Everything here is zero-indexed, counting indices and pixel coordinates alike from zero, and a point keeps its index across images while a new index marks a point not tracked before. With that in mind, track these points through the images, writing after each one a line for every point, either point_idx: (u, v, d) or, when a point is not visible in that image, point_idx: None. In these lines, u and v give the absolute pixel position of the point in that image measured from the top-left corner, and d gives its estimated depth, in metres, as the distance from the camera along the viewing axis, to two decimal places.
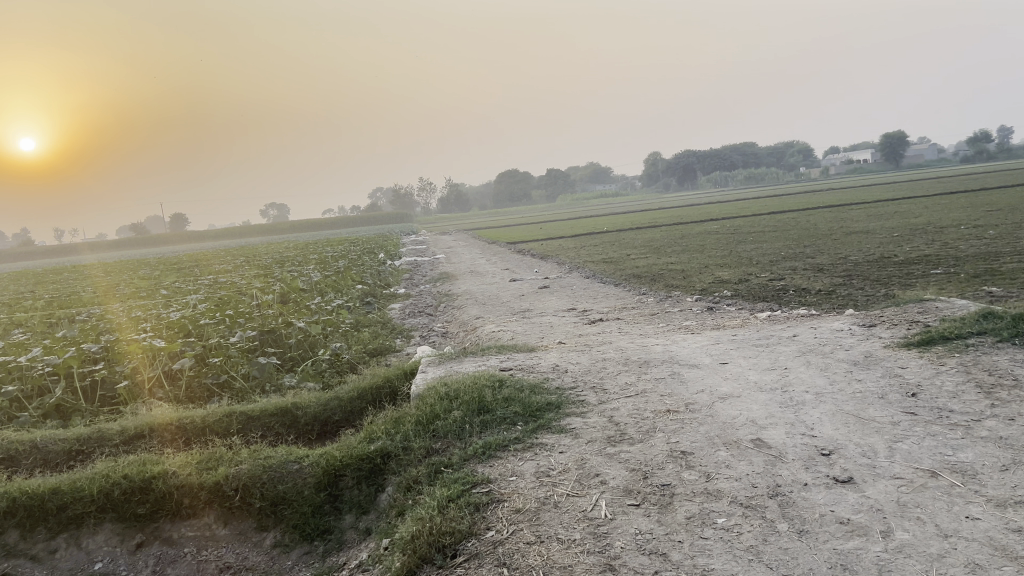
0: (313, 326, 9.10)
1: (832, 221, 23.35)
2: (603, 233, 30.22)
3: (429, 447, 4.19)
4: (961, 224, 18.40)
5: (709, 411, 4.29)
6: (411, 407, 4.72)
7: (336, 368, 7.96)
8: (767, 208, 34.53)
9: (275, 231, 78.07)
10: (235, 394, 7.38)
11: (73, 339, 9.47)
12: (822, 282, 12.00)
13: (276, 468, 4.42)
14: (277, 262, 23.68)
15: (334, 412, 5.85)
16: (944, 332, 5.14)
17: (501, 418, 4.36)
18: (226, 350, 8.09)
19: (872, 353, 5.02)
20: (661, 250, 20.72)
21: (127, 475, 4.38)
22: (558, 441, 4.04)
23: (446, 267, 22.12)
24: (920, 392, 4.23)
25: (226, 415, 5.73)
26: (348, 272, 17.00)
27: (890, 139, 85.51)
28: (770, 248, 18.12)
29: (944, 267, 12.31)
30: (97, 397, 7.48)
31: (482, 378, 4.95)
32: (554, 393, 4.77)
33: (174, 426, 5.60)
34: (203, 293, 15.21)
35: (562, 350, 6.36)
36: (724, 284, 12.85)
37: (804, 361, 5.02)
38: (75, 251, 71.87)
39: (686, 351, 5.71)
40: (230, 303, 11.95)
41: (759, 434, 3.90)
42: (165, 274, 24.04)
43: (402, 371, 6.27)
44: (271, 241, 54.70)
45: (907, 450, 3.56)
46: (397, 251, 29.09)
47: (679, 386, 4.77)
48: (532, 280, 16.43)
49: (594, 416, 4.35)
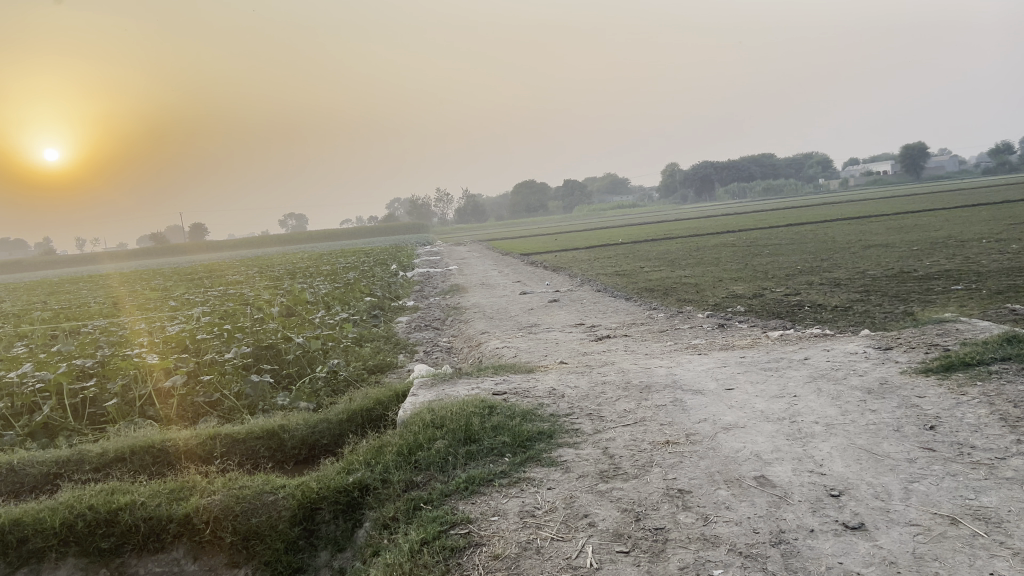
0: (312, 341, 8.87)
1: (850, 235, 22.93)
2: (618, 245, 29.92)
3: (409, 480, 3.92)
4: (982, 238, 17.99)
5: (711, 443, 3.99)
6: (394, 435, 4.46)
7: (332, 386, 7.72)
8: (785, 220, 34.16)
9: (292, 241, 78.31)
10: (226, 413, 7.15)
11: (70, 353, 9.25)
12: (839, 297, 11.67)
13: (250, 498, 4.15)
14: (289, 273, 23.52)
15: (322, 435, 5.62)
16: (965, 357, 4.81)
17: (487, 449, 4.08)
18: (221, 366, 7.86)
19: (887, 380, 4.70)
20: (676, 262, 20.40)
21: (93, 506, 4.13)
22: (546, 475, 3.76)
23: (457, 279, 21.89)
24: (940, 425, 3.92)
25: (210, 438, 5.49)
26: (357, 285, 16.79)
27: (911, 152, 84.72)
28: (786, 262, 17.77)
29: (965, 282, 11.94)
30: (86, 415, 7.25)
31: (471, 405, 4.67)
32: (547, 421, 4.49)
33: (154, 450, 5.36)
34: (210, 305, 14.99)
35: (561, 372, 6.07)
36: (738, 299, 12.53)
37: (814, 388, 4.71)
38: (96, 260, 72.49)
39: (690, 375, 5.40)
40: (233, 317, 11.73)
41: (764, 471, 3.61)
42: (176, 284, 23.96)
43: (394, 393, 6.02)
44: (287, 249, 54.75)
45: (925, 492, 3.25)
46: (410, 262, 28.96)
47: (681, 415, 4.47)
48: (543, 293, 16.16)
49: (587, 448, 4.07)
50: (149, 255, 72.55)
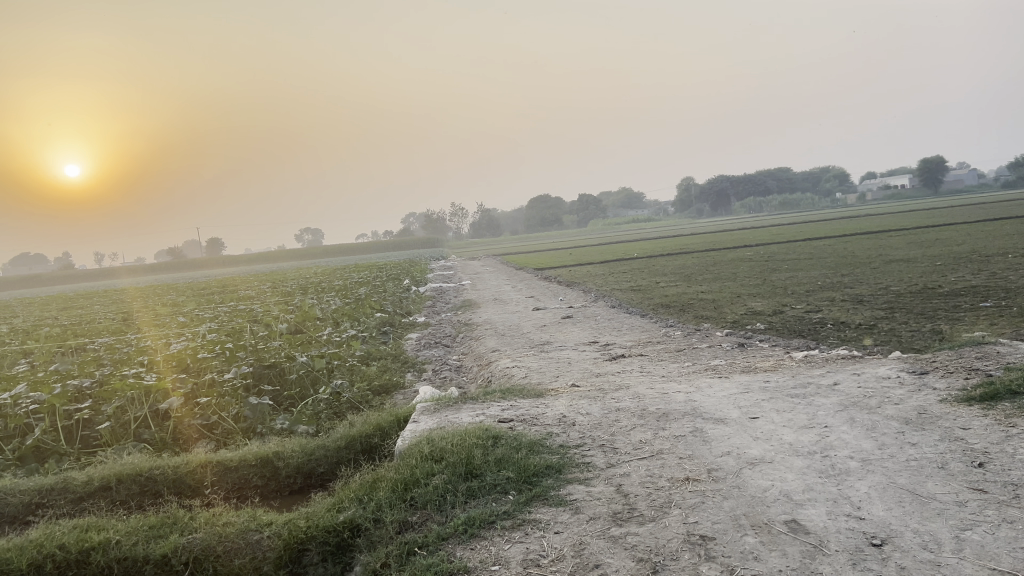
0: (316, 360, 8.57)
1: (869, 249, 22.47)
2: (633, 259, 29.53)
3: (404, 521, 3.58)
4: (1008, 253, 17.51)
5: (736, 481, 3.63)
6: (391, 468, 4.12)
7: (334, 408, 7.41)
8: (803, 234, 33.74)
9: (307, 255, 78.31)
10: (224, 438, 6.83)
11: (69, 372, 8.97)
12: (863, 315, 11.27)
13: (234, 537, 3.83)
14: (300, 288, 23.26)
15: (319, 463, 5.31)
16: (1011, 385, 4.43)
17: (489, 485, 3.75)
18: (220, 388, 7.55)
19: (927, 410, 4.32)
20: (692, 278, 20.00)
21: (64, 545, 3.82)
22: (554, 517, 3.42)
23: (470, 294, 21.54)
24: (990, 462, 3.54)
25: (201, 465, 5.18)
26: (368, 301, 16.49)
27: (928, 165, 84.10)
28: (806, 278, 17.34)
29: (994, 299, 11.52)
30: (79, 438, 6.96)
31: (474, 434, 4.32)
32: (556, 453, 4.15)
33: (142, 479, 5.05)
34: (218, 321, 14.70)
35: (572, 396, 5.71)
36: (758, 316, 12.15)
37: (846, 418, 4.34)
38: (114, 274, 72.75)
39: (711, 402, 5.04)
40: (239, 335, 11.44)
41: (794, 514, 3.25)
42: (188, 299, 23.72)
43: (395, 418, 5.69)
44: (303, 265, 54.68)
45: (979, 543, 2.88)
46: (424, 277, 28.64)
47: (702, 447, 4.11)
48: (557, 309, 15.79)
49: (599, 485, 3.72)
50: (165, 269, 72.72)
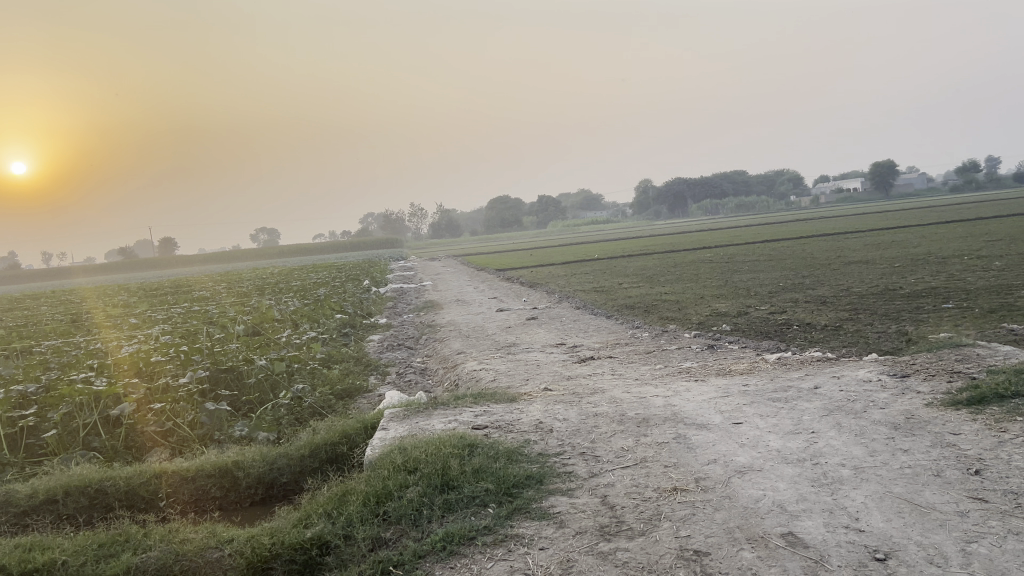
0: (275, 363, 8.28)
1: (828, 251, 22.73)
2: (594, 260, 29.52)
3: (377, 537, 3.35)
4: (964, 255, 17.73)
5: (726, 491, 3.47)
6: (362, 479, 3.88)
7: (296, 413, 7.14)
8: (762, 235, 34.10)
9: (264, 255, 77.11)
10: (179, 446, 6.53)
11: (15, 377, 8.54)
12: (828, 316, 11.28)
13: (192, 555, 3.58)
14: (257, 289, 22.70)
15: (281, 472, 5.06)
16: (998, 389, 4.34)
17: (467, 498, 3.55)
18: (174, 393, 7.24)
19: (915, 414, 4.21)
20: (655, 279, 20.01)
21: (4, 567, 3.53)
22: (538, 532, 3.22)
23: (432, 295, 21.28)
24: (986, 469, 3.43)
25: (155, 475, 4.90)
26: (328, 302, 16.15)
27: (880, 169, 85.83)
28: (767, 279, 17.39)
29: (955, 300, 11.62)
30: (24, 447, 6.59)
31: (448, 442, 4.11)
32: (536, 462, 3.95)
33: (91, 491, 4.74)
34: (172, 323, 14.23)
35: (546, 400, 5.51)
36: (723, 317, 12.11)
37: (833, 423, 4.21)
38: (62, 274, 70.79)
39: (691, 406, 4.89)
40: (194, 337, 11.07)
41: (791, 527, 3.09)
42: (140, 300, 23.07)
43: (362, 424, 5.45)
44: (259, 265, 53.67)
45: (988, 557, 2.74)
46: (384, 277, 28.23)
47: (687, 455, 3.95)
48: (520, 310, 15.61)
49: (583, 496, 3.53)
50: (117, 269, 70.95)
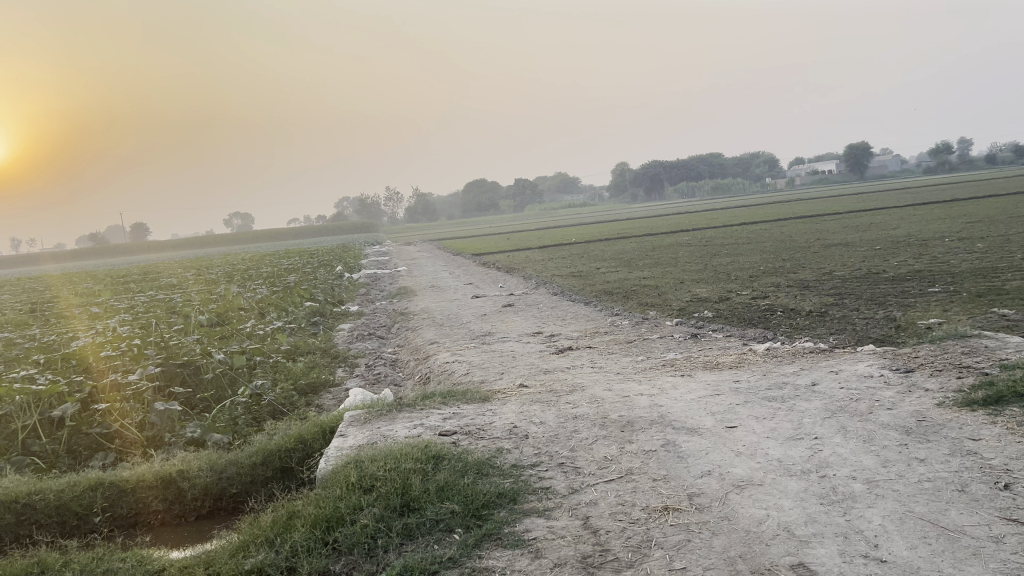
0: (235, 357, 7.79)
1: (808, 233, 22.48)
2: (572, 244, 29.06)
3: (325, 570, 2.91)
4: (945, 237, 17.45)
5: (724, 511, 3.05)
6: (313, 498, 3.43)
7: (256, 412, 6.66)
8: (740, 218, 33.85)
9: (237, 241, 75.98)
10: (125, 448, 6.03)
11: None
12: (813, 300, 10.93)
13: None
14: (225, 276, 21.98)
15: (231, 482, 4.59)
16: (1016, 387, 3.95)
17: (430, 522, 3.12)
18: (122, 391, 6.71)
19: (927, 416, 3.82)
20: (633, 263, 19.59)
21: None
22: (510, 565, 2.79)
23: (406, 281, 20.70)
24: (1016, 483, 3.04)
25: (89, 488, 4.41)
26: (296, 289, 15.58)
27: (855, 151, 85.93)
28: (747, 263, 17.02)
29: (941, 284, 11.29)
30: None
31: (409, 455, 3.66)
32: (509, 476, 3.52)
33: (18, 507, 4.23)
34: (132, 313, 13.58)
35: (521, 400, 5.06)
36: (705, 303, 11.71)
37: (837, 427, 3.81)
38: (34, 261, 69.39)
39: (679, 407, 4.46)
40: (151, 328, 10.48)
41: (801, 556, 2.68)
42: (103, 288, 22.25)
43: (320, 428, 4.99)
44: (228, 251, 52.57)
45: None
46: (358, 263, 27.64)
47: (678, 465, 3.54)
48: (496, 297, 15.14)
49: (562, 518, 3.10)
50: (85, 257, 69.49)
